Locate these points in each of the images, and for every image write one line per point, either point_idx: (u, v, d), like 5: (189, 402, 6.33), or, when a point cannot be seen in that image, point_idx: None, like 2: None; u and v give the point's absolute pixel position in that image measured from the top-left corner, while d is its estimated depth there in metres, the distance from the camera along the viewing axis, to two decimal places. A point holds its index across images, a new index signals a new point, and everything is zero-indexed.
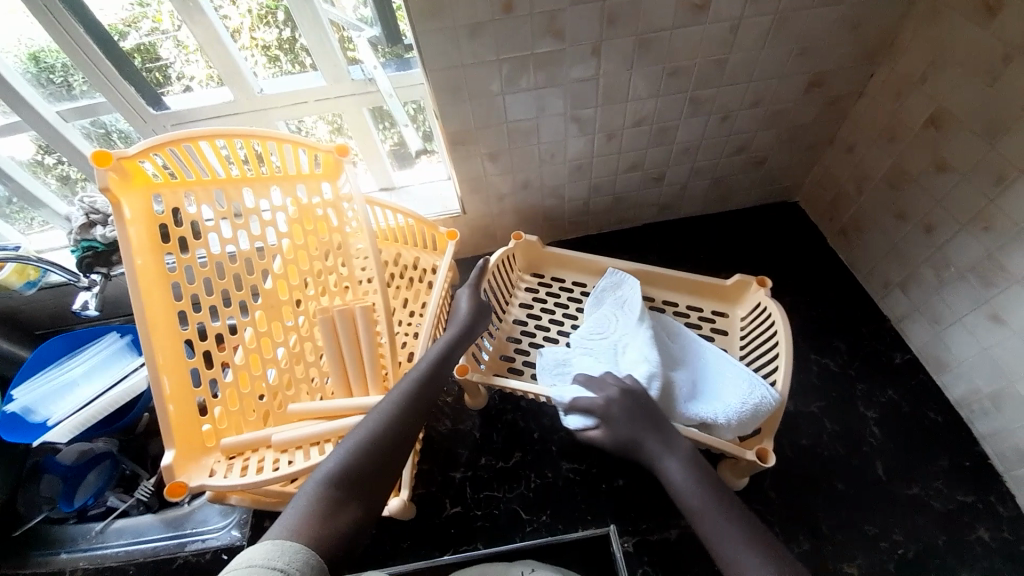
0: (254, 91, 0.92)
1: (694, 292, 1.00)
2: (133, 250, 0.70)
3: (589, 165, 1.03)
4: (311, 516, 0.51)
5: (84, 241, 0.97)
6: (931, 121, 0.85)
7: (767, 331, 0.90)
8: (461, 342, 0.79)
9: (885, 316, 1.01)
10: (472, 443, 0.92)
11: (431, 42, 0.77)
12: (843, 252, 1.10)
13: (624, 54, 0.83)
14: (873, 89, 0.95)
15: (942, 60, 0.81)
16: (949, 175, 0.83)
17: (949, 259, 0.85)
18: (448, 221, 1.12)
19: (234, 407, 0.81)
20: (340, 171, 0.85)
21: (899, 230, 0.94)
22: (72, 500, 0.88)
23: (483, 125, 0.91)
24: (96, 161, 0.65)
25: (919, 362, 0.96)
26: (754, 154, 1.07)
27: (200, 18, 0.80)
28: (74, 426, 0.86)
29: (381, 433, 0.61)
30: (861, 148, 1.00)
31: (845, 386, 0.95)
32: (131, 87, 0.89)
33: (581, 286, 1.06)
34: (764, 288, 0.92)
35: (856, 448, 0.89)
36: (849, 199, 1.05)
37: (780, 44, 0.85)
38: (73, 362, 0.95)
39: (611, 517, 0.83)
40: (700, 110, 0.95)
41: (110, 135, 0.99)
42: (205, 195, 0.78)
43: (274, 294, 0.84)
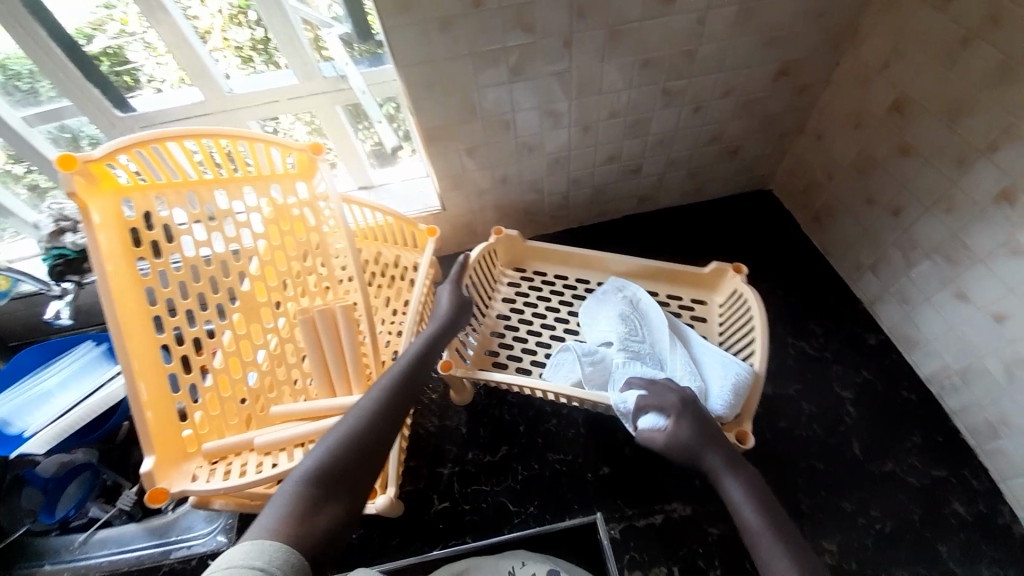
0: (224, 91, 0.90)
1: (673, 281, 1.01)
2: (103, 256, 0.68)
3: (567, 158, 1.03)
4: (289, 514, 0.51)
5: (55, 248, 0.94)
6: (894, 106, 0.87)
7: (744, 316, 0.92)
8: (442, 337, 0.80)
9: (859, 299, 1.04)
10: (459, 438, 0.92)
11: (402, 38, 0.77)
12: (816, 238, 1.13)
13: (596, 46, 0.84)
14: (839, 77, 0.97)
15: (903, 47, 0.83)
16: (913, 159, 0.86)
17: (916, 241, 0.88)
18: (428, 218, 1.11)
19: (215, 411, 0.80)
20: (315, 170, 0.84)
21: (869, 214, 0.97)
22: (53, 512, 0.86)
23: (459, 121, 0.91)
24: (61, 165, 0.63)
25: (891, 342, 0.99)
26: (728, 144, 1.08)
27: (165, 19, 0.79)
28: (51, 437, 0.84)
29: (360, 429, 0.61)
30: (830, 135, 1.02)
31: (822, 368, 0.98)
32: (95, 90, 0.87)
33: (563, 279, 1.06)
34: (740, 275, 0.94)
35: (833, 427, 0.91)
36: (820, 186, 1.08)
37: (748, 34, 0.87)
38: (46, 372, 0.92)
39: (598, 506, 0.84)
40: (673, 102, 0.96)
41: (78, 140, 0.97)
42: (177, 197, 0.77)
43: (253, 297, 0.83)
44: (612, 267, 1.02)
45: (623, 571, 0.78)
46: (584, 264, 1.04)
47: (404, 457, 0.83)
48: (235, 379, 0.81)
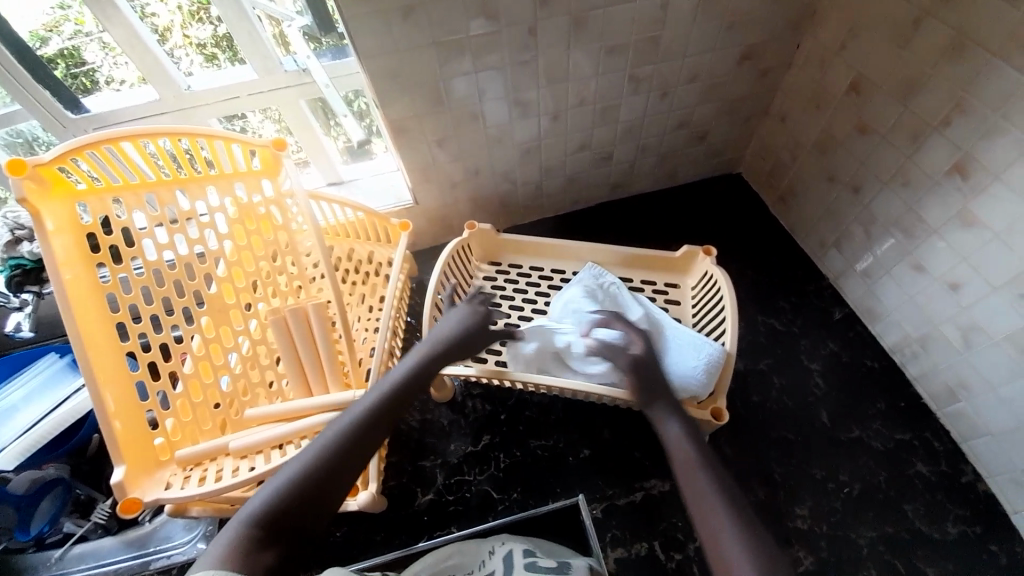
0: (181, 88, 0.87)
1: (646, 266, 1.03)
2: (59, 263, 0.66)
3: (538, 147, 1.03)
4: (225, 558, 0.48)
5: (11, 259, 0.90)
6: (852, 86, 0.89)
7: (715, 297, 0.94)
8: (440, 357, 0.74)
9: (824, 275, 1.07)
10: (441, 431, 0.92)
11: (364, 28, 0.75)
12: (783, 218, 1.16)
13: (561, 33, 0.83)
14: (800, 60, 0.99)
15: (859, 27, 0.85)
16: (870, 137, 0.89)
17: (876, 216, 0.91)
18: (401, 213, 1.10)
19: (187, 418, 0.78)
20: (281, 167, 0.82)
21: (832, 192, 1.00)
22: (29, 528, 0.82)
23: (426, 112, 0.90)
24: (9, 170, 0.60)
25: (856, 314, 1.02)
26: (695, 128, 1.10)
27: (117, 16, 0.76)
28: (20, 453, 0.82)
29: (318, 466, 0.56)
30: (793, 117, 1.04)
31: (791, 343, 1.01)
32: (47, 92, 0.83)
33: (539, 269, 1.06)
34: (710, 256, 0.96)
35: (803, 399, 0.94)
36: (785, 167, 1.10)
37: (710, 18, 0.88)
38: (11, 385, 0.89)
39: (579, 488, 0.85)
40: (641, 88, 0.97)
41: (31, 144, 0.93)
42: (136, 200, 0.74)
43: (220, 299, 0.81)
44: (586, 255, 1.03)
45: (606, 549, 0.80)
46: (559, 253, 1.04)
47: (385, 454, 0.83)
48: (208, 384, 0.80)
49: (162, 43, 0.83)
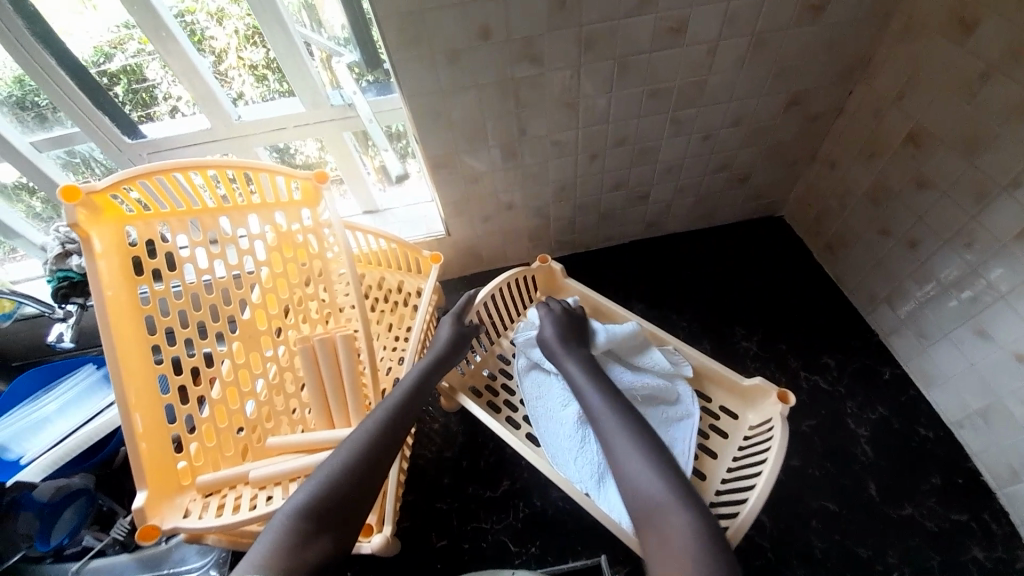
0: (232, 119, 0.91)
1: (709, 378, 0.87)
2: (104, 285, 0.67)
3: (573, 185, 1.02)
4: (277, 548, 0.57)
5: (60, 271, 0.94)
6: (910, 137, 0.85)
7: (764, 452, 0.75)
8: (438, 369, 0.82)
9: (874, 331, 1.01)
10: (459, 472, 0.90)
11: (409, 70, 0.77)
12: (830, 267, 1.10)
13: (604, 76, 0.83)
14: (852, 107, 0.95)
15: (918, 79, 0.82)
16: (929, 192, 0.84)
17: (934, 275, 0.85)
18: (433, 243, 1.11)
19: (210, 442, 0.78)
20: (320, 197, 0.84)
21: (884, 246, 0.94)
22: (49, 539, 0.84)
23: (464, 148, 0.90)
24: (63, 197, 0.62)
25: (908, 377, 0.95)
26: (737, 171, 1.07)
27: (175, 48, 0.79)
28: (47, 466, 0.83)
29: (351, 468, 0.65)
30: (843, 164, 1.00)
31: (836, 404, 0.94)
32: (104, 117, 0.87)
33: None
34: (784, 404, 0.76)
35: (847, 466, 0.88)
36: (833, 215, 1.06)
37: (760, 66, 0.86)
38: (45, 397, 0.92)
39: (599, 547, 0.81)
40: (683, 130, 0.95)
41: (88, 163, 0.98)
42: (181, 225, 0.76)
43: (253, 325, 0.83)
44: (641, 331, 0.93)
45: None
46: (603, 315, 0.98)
47: (402, 492, 0.81)
48: (233, 409, 0.80)
49: (217, 64, 0.86)
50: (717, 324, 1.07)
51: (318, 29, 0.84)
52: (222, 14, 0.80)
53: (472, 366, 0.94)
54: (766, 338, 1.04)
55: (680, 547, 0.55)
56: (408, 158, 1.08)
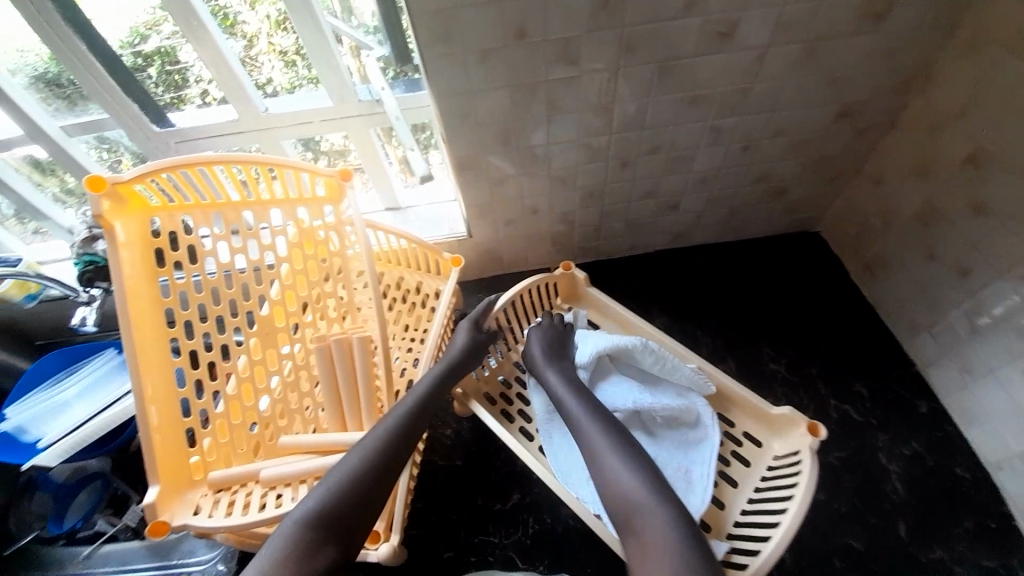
0: (258, 110, 0.90)
1: (732, 402, 0.83)
2: (125, 277, 0.67)
3: (601, 191, 0.99)
4: (285, 559, 0.56)
5: (85, 255, 0.94)
6: (969, 158, 0.79)
7: (790, 485, 0.71)
8: (451, 376, 0.80)
9: (912, 361, 0.96)
10: (469, 481, 0.88)
11: (439, 68, 0.74)
12: (867, 289, 1.05)
13: (642, 81, 0.79)
14: (904, 123, 0.90)
15: (982, 97, 0.76)
16: (986, 219, 0.78)
17: (984, 307, 0.80)
18: (453, 243, 1.08)
19: (223, 438, 0.78)
20: (344, 195, 0.82)
21: (930, 272, 0.89)
22: (62, 521, 0.87)
23: (490, 150, 0.87)
24: (89, 187, 0.62)
25: (947, 412, 0.90)
26: (775, 183, 1.02)
27: (205, 37, 0.78)
28: (65, 450, 0.82)
29: (364, 475, 0.64)
30: (890, 182, 0.95)
31: (867, 436, 0.90)
32: (133, 104, 0.87)
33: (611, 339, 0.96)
34: (815, 437, 0.72)
35: (876, 503, 0.84)
36: (875, 235, 1.00)
37: (809, 75, 0.81)
38: (66, 381, 0.93)
39: (610, 569, 0.79)
40: (720, 140, 0.90)
41: (115, 150, 0.98)
42: (204, 218, 0.75)
43: (271, 321, 0.81)
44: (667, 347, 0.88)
45: None
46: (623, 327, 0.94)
47: (410, 499, 0.79)
48: (247, 407, 0.79)
49: (249, 48, 0.85)
50: (744, 344, 1.02)
51: (348, 18, 0.82)
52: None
53: (487, 372, 0.92)
54: (796, 360, 0.99)
55: (661, 546, 0.57)
56: (430, 150, 1.05)
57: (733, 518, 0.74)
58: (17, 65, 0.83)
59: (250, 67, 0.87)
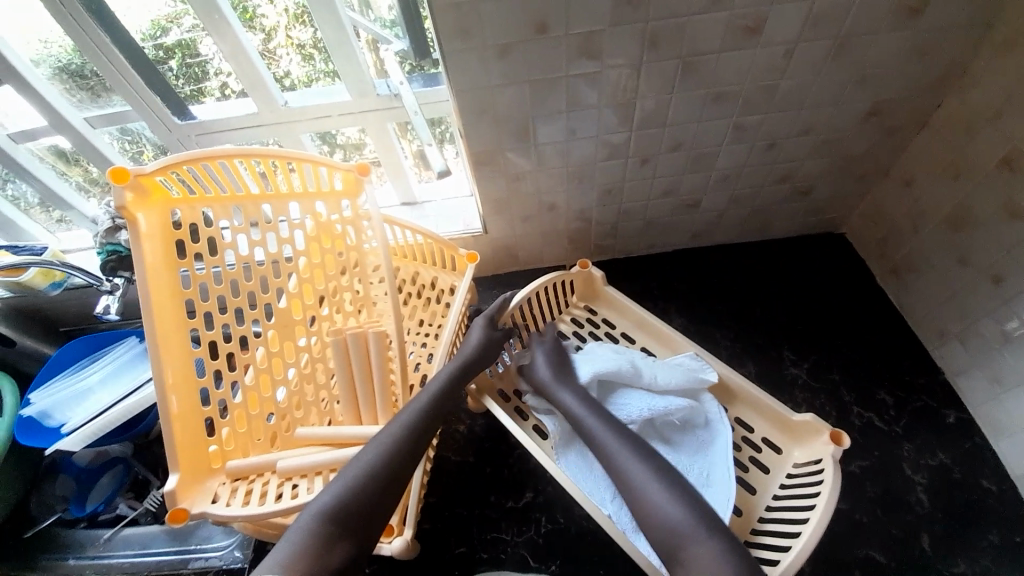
0: (277, 104, 0.90)
1: (751, 406, 0.82)
2: (147, 267, 0.68)
3: (620, 189, 0.97)
4: (301, 553, 0.56)
5: (109, 244, 0.96)
6: (1005, 161, 0.76)
7: (812, 494, 0.70)
8: (466, 373, 0.80)
9: (940, 369, 0.93)
10: (482, 478, 0.88)
11: (459, 62, 0.73)
12: (893, 293, 1.02)
13: (665, 76, 0.77)
14: (937, 122, 0.86)
15: (1021, 96, 0.73)
16: (1021, 224, 0.75)
17: (1017, 315, 0.77)
18: (469, 240, 1.08)
19: (241, 429, 0.79)
20: (361, 189, 0.82)
21: (960, 278, 0.86)
22: (84, 504, 0.90)
23: (509, 146, 0.87)
24: (114, 178, 0.63)
25: (975, 423, 0.88)
26: (800, 183, 0.99)
27: (226, 32, 0.79)
28: (89, 435, 0.84)
29: (379, 468, 0.65)
30: (920, 184, 0.91)
31: (890, 445, 0.88)
32: (156, 97, 0.88)
33: (628, 339, 0.95)
34: (838, 446, 0.70)
35: (899, 515, 0.82)
36: (903, 238, 0.97)
37: (839, 71, 0.78)
38: (91, 368, 0.95)
39: (623, 572, 0.78)
40: (744, 137, 0.88)
41: (138, 142, 0.99)
42: (223, 211, 0.76)
43: (289, 313, 0.82)
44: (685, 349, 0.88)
45: None
46: (639, 327, 0.94)
47: (424, 493, 0.80)
48: (264, 397, 0.79)
49: (267, 42, 0.85)
50: (764, 347, 1.01)
51: (365, 11, 0.81)
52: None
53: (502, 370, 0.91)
54: (817, 365, 0.97)
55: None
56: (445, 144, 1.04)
57: (750, 525, 0.73)
58: (40, 56, 0.84)
59: (268, 61, 0.87)
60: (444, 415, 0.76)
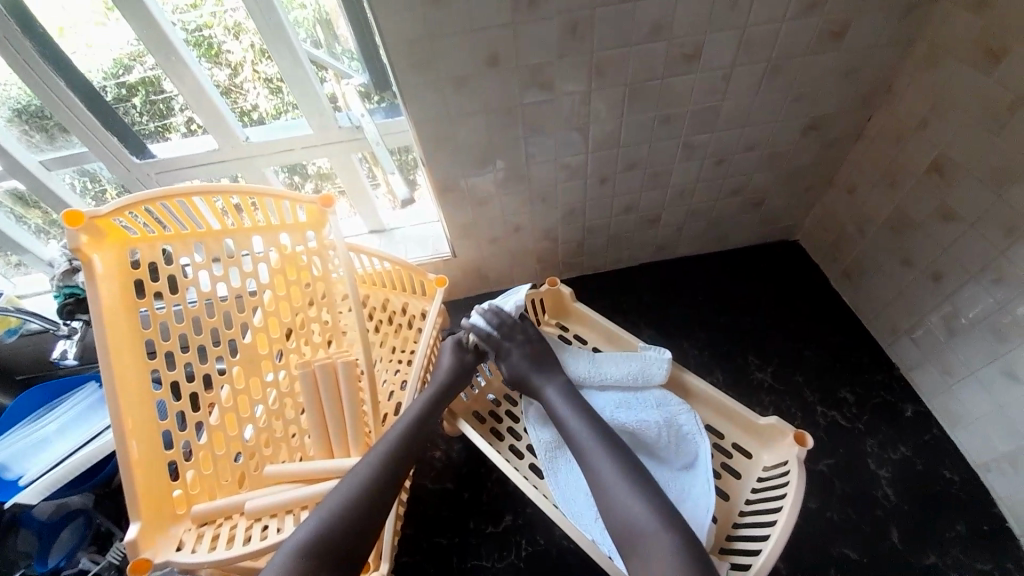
0: (240, 140, 0.91)
1: (718, 412, 0.84)
2: (103, 308, 0.66)
3: (582, 209, 1.00)
4: None
5: (67, 286, 0.94)
6: (933, 166, 0.82)
7: (780, 496, 0.71)
8: (438, 403, 0.80)
9: (895, 365, 0.97)
10: (460, 504, 0.87)
11: (417, 96, 0.76)
12: (847, 295, 1.07)
13: (614, 101, 0.81)
14: (870, 133, 0.93)
15: (941, 107, 0.79)
16: (954, 225, 0.80)
17: (959, 311, 0.82)
18: (438, 264, 1.09)
19: (207, 470, 0.76)
20: (325, 220, 0.83)
21: (905, 278, 0.91)
22: (46, 560, 0.86)
23: (471, 172, 0.89)
24: (67, 222, 0.62)
25: (932, 415, 0.91)
26: (751, 195, 1.04)
27: (186, 74, 0.80)
28: (48, 485, 0.81)
29: (357, 501, 0.64)
30: (861, 191, 0.97)
31: (855, 442, 0.90)
32: (114, 138, 0.88)
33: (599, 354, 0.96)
34: (801, 446, 0.72)
35: (868, 511, 0.84)
36: (850, 242, 1.02)
37: (777, 90, 0.84)
38: (49, 416, 0.91)
39: None
40: (694, 155, 0.93)
41: (97, 183, 0.98)
42: (184, 248, 0.75)
43: (254, 349, 0.80)
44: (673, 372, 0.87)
45: None
46: (609, 340, 0.94)
47: (400, 526, 0.78)
48: (231, 436, 0.77)
49: (233, 76, 0.85)
50: (731, 354, 1.03)
51: (334, 44, 0.83)
52: (240, 28, 0.79)
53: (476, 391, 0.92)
54: (782, 368, 1.00)
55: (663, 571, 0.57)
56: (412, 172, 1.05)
57: (726, 532, 0.75)
58: None
59: (234, 95, 0.87)
60: (422, 444, 0.75)
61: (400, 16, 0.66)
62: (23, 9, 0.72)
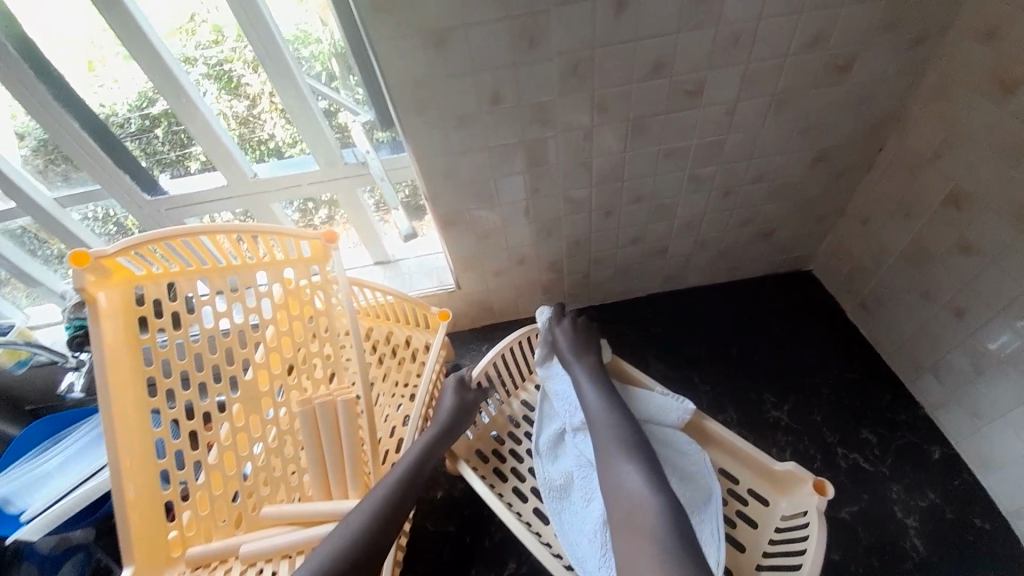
0: (247, 176, 0.92)
1: (733, 455, 0.80)
2: (104, 345, 0.66)
3: (587, 240, 0.99)
4: None
5: (76, 319, 0.95)
6: (950, 198, 0.80)
7: (799, 551, 0.68)
8: (439, 442, 0.78)
9: (918, 404, 0.93)
10: (462, 549, 0.84)
11: (420, 133, 0.76)
12: (865, 327, 1.03)
13: (618, 136, 0.81)
14: (882, 164, 0.91)
15: (954, 139, 0.77)
16: (975, 259, 0.77)
17: (984, 349, 0.78)
18: (444, 295, 1.09)
19: (204, 512, 0.75)
20: (329, 255, 0.83)
21: (926, 311, 0.87)
22: None
23: (475, 206, 0.89)
24: (73, 263, 0.63)
25: (961, 458, 0.86)
26: (762, 226, 1.02)
27: (198, 107, 0.81)
28: (42, 526, 0.78)
29: (359, 542, 0.63)
30: (875, 222, 0.94)
31: (878, 487, 0.86)
32: (126, 176, 0.90)
33: None
34: (821, 496, 0.69)
35: (896, 564, 0.79)
36: (867, 273, 0.99)
37: (784, 123, 0.83)
38: (50, 452, 0.91)
39: None
40: (701, 187, 0.92)
41: (109, 219, 1.01)
42: (189, 284, 0.75)
43: (255, 385, 0.79)
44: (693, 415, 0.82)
45: None
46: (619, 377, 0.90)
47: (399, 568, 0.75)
48: (229, 475, 0.76)
49: (251, 108, 0.86)
50: (744, 390, 1.00)
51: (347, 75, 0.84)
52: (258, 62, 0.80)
53: (479, 427, 0.89)
54: (798, 406, 0.96)
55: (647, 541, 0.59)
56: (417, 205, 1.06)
57: None
58: (24, 129, 0.85)
59: (251, 125, 0.88)
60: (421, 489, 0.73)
61: (402, 58, 0.67)
62: (37, 52, 0.75)
